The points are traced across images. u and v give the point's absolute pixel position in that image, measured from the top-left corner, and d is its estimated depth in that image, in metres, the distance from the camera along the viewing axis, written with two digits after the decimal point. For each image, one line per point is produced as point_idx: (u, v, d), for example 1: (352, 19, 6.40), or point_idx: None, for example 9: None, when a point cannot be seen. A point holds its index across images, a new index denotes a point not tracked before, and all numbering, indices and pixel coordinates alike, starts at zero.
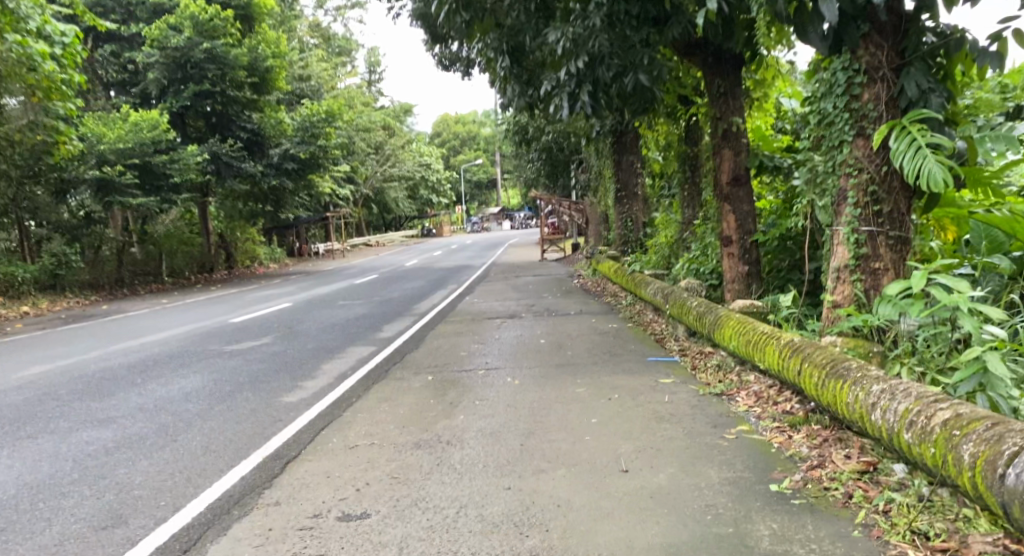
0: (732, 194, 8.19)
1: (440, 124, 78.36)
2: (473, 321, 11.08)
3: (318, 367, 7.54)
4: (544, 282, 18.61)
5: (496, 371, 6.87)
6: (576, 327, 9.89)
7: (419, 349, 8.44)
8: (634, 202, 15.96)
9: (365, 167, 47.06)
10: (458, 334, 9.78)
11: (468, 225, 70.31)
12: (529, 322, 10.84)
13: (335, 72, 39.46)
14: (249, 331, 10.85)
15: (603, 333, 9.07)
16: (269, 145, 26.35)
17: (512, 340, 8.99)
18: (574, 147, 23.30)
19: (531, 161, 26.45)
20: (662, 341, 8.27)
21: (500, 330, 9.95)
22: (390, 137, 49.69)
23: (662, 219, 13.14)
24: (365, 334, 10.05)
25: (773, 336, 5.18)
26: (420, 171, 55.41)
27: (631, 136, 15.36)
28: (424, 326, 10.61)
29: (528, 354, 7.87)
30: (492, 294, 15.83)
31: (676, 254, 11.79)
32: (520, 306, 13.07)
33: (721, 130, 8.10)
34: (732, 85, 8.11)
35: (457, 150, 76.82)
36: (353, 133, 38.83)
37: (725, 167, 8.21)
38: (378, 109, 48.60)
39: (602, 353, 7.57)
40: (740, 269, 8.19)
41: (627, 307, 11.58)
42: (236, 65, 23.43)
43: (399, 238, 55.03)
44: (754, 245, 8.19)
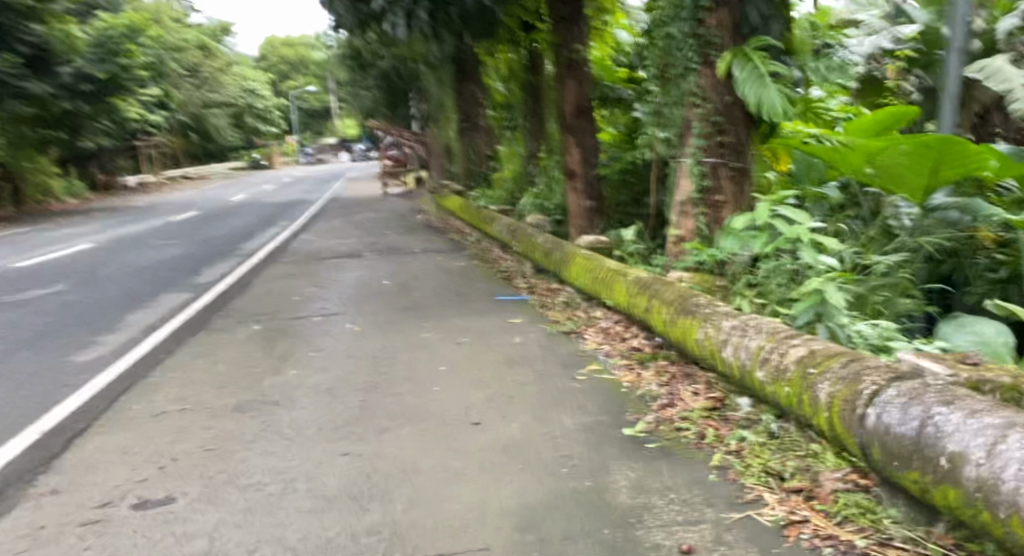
0: (576, 126, 8.01)
1: (266, 47, 72.25)
2: (309, 262, 10.25)
3: (122, 318, 6.50)
4: (386, 218, 17.89)
5: (334, 318, 6.30)
6: (421, 266, 9.44)
7: (246, 295, 7.60)
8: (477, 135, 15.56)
9: (179, 92, 42.39)
10: (292, 276, 8.97)
11: (302, 158, 66.37)
12: (371, 261, 10.22)
13: None
14: (37, 279, 9.27)
15: (449, 272, 8.71)
16: (58, 63, 22.01)
17: (352, 282, 8.37)
18: (413, 75, 22.31)
19: (367, 89, 25.06)
20: (509, 278, 8.10)
21: (339, 271, 9.27)
22: (208, 59, 44.97)
23: (507, 152, 12.90)
24: (181, 279, 8.93)
25: (620, 272, 5.08)
26: (245, 98, 50.99)
27: (472, 64, 14.83)
28: (253, 268, 9.65)
29: (369, 297, 7.34)
30: (330, 231, 14.91)
31: (520, 188, 11.63)
32: (361, 244, 12.38)
33: (564, 58, 7.83)
34: (574, 10, 7.80)
35: (287, 77, 71.53)
36: (162, 53, 34.62)
37: (569, 97, 7.99)
38: (192, 26, 43.65)
39: (449, 293, 7.24)
40: (584, 204, 8.09)
41: (472, 243, 11.31)
42: None
43: (225, 171, 50.78)
44: (597, 178, 8.16)
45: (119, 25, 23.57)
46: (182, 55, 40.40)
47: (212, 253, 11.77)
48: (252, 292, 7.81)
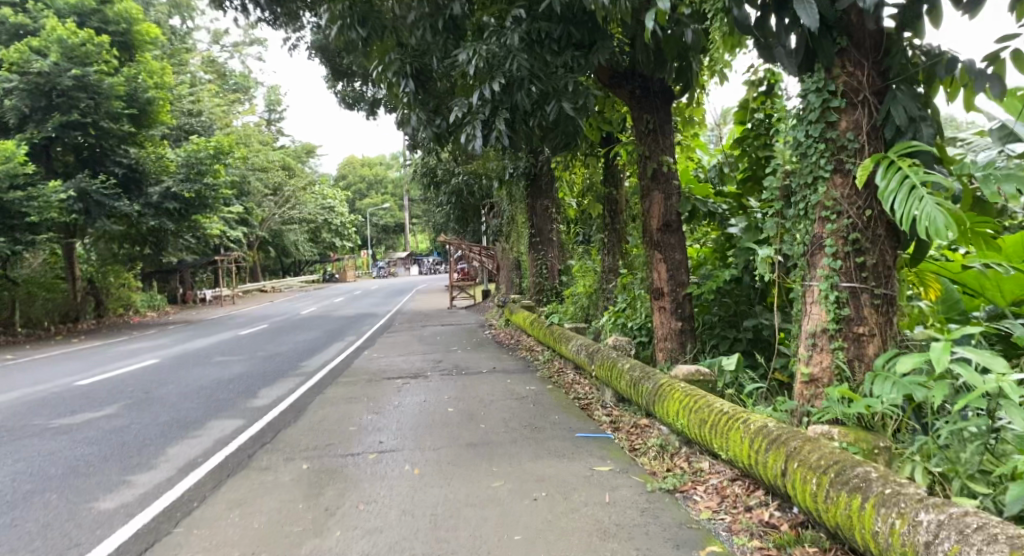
0: (663, 241, 7.32)
1: (346, 167, 76.52)
2: (370, 383, 9.62)
3: (164, 450, 5.90)
4: (452, 332, 17.43)
5: (392, 455, 5.51)
6: (489, 390, 8.64)
7: (300, 422, 6.94)
8: (549, 248, 15.09)
9: (262, 209, 44.68)
10: (351, 399, 8.30)
11: (373, 270, 68.38)
12: (436, 383, 9.51)
13: (230, 109, 37.43)
14: (93, 399, 8.94)
15: (522, 398, 7.88)
16: (149, 183, 24.10)
17: (416, 408, 7.63)
18: (485, 191, 22.52)
19: (438, 205, 25.48)
20: (587, 408, 7.21)
21: (401, 394, 8.58)
22: (291, 178, 47.66)
23: (580, 267, 12.32)
24: (237, 401, 8.43)
25: (736, 417, 4.17)
26: (323, 214, 53.41)
27: (545, 179, 14.62)
28: (310, 389, 9.10)
29: (432, 427, 6.56)
30: (394, 347, 14.44)
31: (596, 305, 10.92)
32: (426, 361, 11.77)
33: (649, 170, 7.27)
34: (661, 122, 7.32)
35: (363, 194, 75.23)
36: (247, 172, 36.82)
37: (654, 211, 7.37)
38: (278, 150, 46.61)
39: (520, 426, 6.38)
40: (672, 325, 7.29)
41: (544, 363, 10.52)
42: (112, 95, 21.29)
43: (300, 284, 52.45)
44: (687, 298, 7.33)
45: (208, 148, 24.46)
46: (267, 176, 42.88)
47: (274, 371, 11.36)
48: (307, 419, 7.14)
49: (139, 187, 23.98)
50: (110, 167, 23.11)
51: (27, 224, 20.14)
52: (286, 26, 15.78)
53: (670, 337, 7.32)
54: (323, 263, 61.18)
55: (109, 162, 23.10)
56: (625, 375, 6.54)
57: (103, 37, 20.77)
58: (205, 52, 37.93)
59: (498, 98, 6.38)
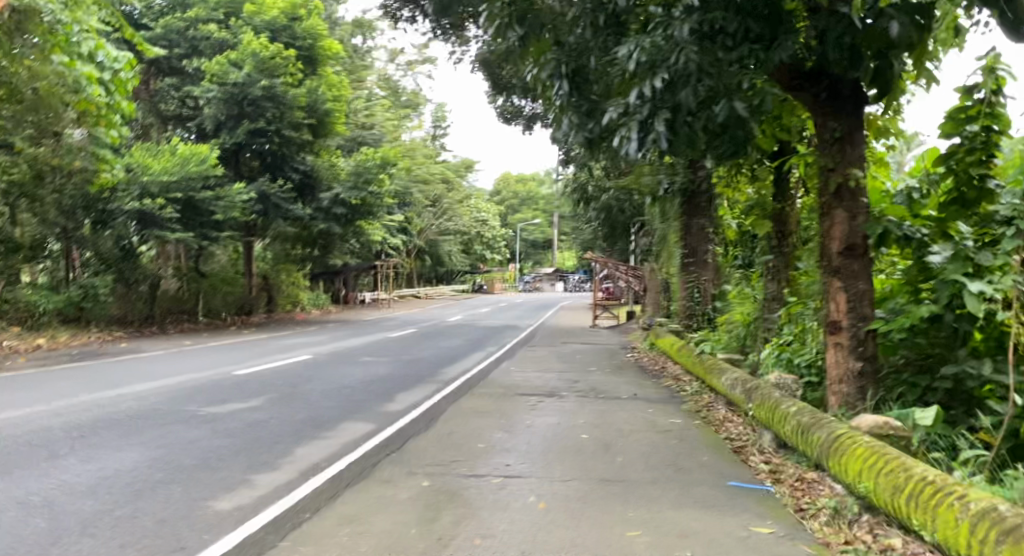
0: (845, 267, 6.35)
1: (501, 182, 78.67)
2: (504, 398, 9.27)
3: (293, 450, 5.84)
4: (594, 352, 16.84)
5: (518, 483, 5.03)
6: (629, 419, 7.96)
7: (428, 434, 6.68)
8: (704, 271, 14.10)
9: (420, 219, 46.66)
10: (483, 414, 7.97)
11: (521, 284, 69.35)
12: (573, 405, 8.97)
13: (399, 123, 39.45)
14: (244, 389, 9.36)
15: (665, 432, 7.14)
16: (320, 189, 25.78)
17: (548, 430, 7.13)
18: (637, 208, 21.75)
19: (588, 222, 25.08)
20: (742, 451, 6.36)
21: (534, 413, 8.14)
22: (449, 190, 49.51)
23: (739, 292, 11.31)
24: (372, 404, 8.40)
25: (948, 490, 3.25)
26: (476, 227, 54.97)
27: (704, 195, 13.66)
28: (443, 399, 8.90)
29: (564, 454, 6.04)
30: (534, 362, 14.14)
31: (754, 335, 9.92)
32: (564, 380, 11.30)
33: (832, 185, 6.36)
34: (850, 130, 6.35)
35: (516, 209, 76.72)
36: (410, 183, 38.65)
37: (836, 232, 6.44)
38: (439, 163, 48.55)
39: (661, 464, 5.69)
40: (850, 366, 6.31)
41: (691, 394, 9.68)
42: (293, 105, 23.12)
43: (450, 294, 54.16)
44: (872, 335, 6.31)
45: (375, 158, 25.75)
46: (428, 188, 44.71)
47: (413, 376, 11.39)
48: (435, 431, 6.89)
49: (312, 192, 25.72)
50: (288, 173, 24.86)
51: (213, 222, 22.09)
52: (453, 38, 16.06)
53: (849, 379, 6.33)
54: (474, 274, 62.99)
55: (288, 168, 24.84)
56: (789, 418, 5.63)
57: (290, 51, 22.55)
58: (381, 69, 40.39)
59: (660, 96, 5.80)
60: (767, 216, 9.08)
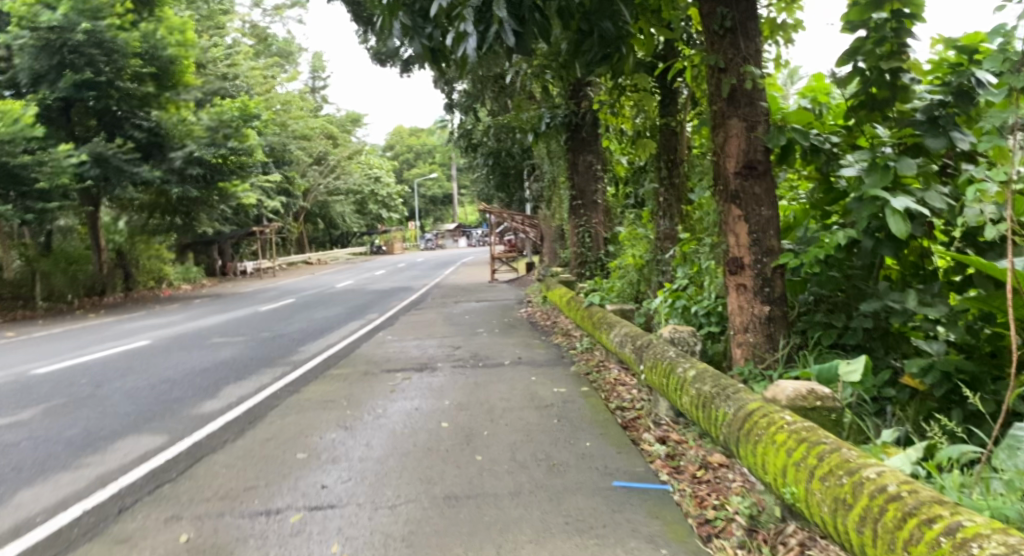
0: (742, 190, 5.20)
1: (393, 137, 75.64)
2: (361, 378, 7.71)
3: (14, 493, 4.13)
4: (486, 310, 15.57)
5: (325, 519, 3.55)
6: (505, 392, 6.60)
7: (235, 446, 5.07)
8: (593, 213, 12.90)
9: (305, 179, 43.53)
10: (323, 406, 6.38)
11: (422, 242, 67.21)
12: (444, 378, 7.58)
13: (270, 74, 36.03)
14: (26, 396, 7.36)
15: (543, 409, 5.81)
16: (173, 149, 22.86)
17: (401, 420, 5.68)
18: (526, 152, 20.40)
19: (478, 169, 23.53)
20: (632, 429, 5.17)
21: (392, 396, 6.68)
22: (334, 147, 46.43)
23: (630, 233, 10.23)
24: (184, 404, 6.64)
25: (935, 520, 2.03)
26: (368, 184, 52.25)
27: (588, 128, 12.39)
28: (281, 389, 7.24)
29: (410, 456, 4.63)
30: (415, 327, 12.69)
31: (648, 279, 8.85)
32: (443, 347, 9.92)
33: (725, 88, 5.19)
34: (743, 18, 5.20)
35: (411, 164, 74.02)
36: (287, 141, 35.64)
37: (730, 149, 5.26)
38: (320, 117, 45.23)
39: (531, 460, 4.37)
40: (756, 311, 5.19)
41: (579, 353, 8.54)
42: (128, 53, 19.97)
43: (345, 256, 51.52)
44: (778, 271, 5.22)
45: (233, 108, 22.99)
46: (308, 144, 41.54)
47: (262, 358, 9.63)
48: (246, 440, 5.26)
49: (161, 152, 22.84)
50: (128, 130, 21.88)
51: (39, 192, 18.97)
52: None
53: (756, 328, 5.20)
54: (371, 234, 60.35)
55: (129, 126, 21.83)
56: (688, 387, 4.40)
57: None
58: (245, 15, 36.55)
59: None
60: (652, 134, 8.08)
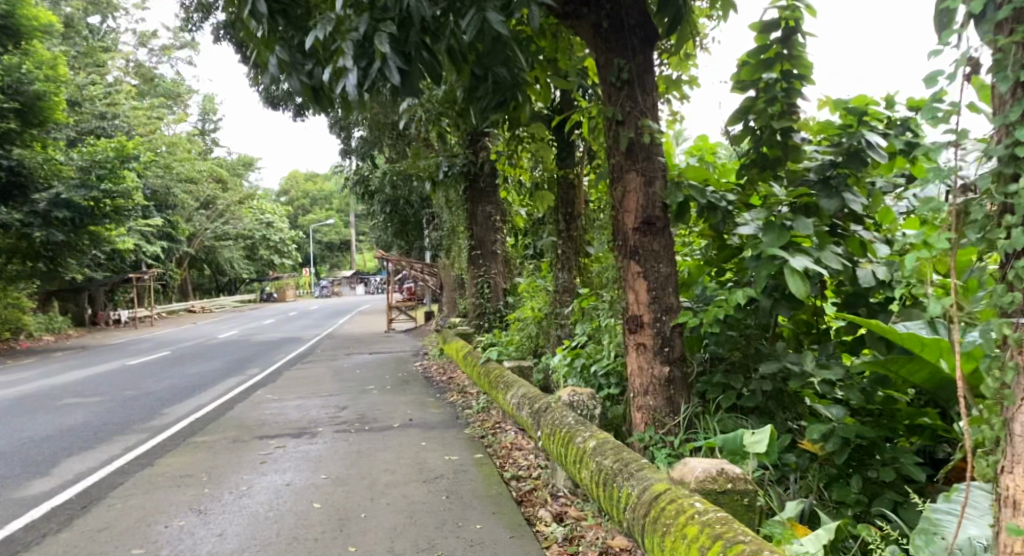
0: (641, 247, 5.00)
1: (288, 182, 73.48)
2: (229, 447, 6.87)
3: None
4: (379, 363, 14.82)
5: None
6: (390, 461, 6.00)
7: (54, 542, 4.20)
8: (493, 262, 12.74)
9: (190, 224, 41.14)
10: (178, 483, 5.54)
11: (317, 290, 64.95)
12: (325, 444, 6.87)
13: (155, 113, 34.05)
14: None
15: (432, 482, 5.26)
16: (37, 189, 20.75)
17: (269, 500, 4.96)
18: (424, 201, 20.02)
19: (375, 216, 22.87)
20: (529, 504, 4.74)
21: (262, 468, 5.92)
22: (224, 190, 44.30)
23: (529, 286, 9.96)
24: (4, 485, 5.59)
25: None
26: (260, 230, 50.10)
27: (486, 178, 12.19)
28: (131, 462, 6.29)
29: (271, 549, 3.95)
30: (300, 384, 11.78)
31: (547, 333, 8.55)
32: (328, 408, 9.14)
33: (623, 141, 5.02)
34: (640, 71, 5.06)
35: (307, 210, 71.94)
36: (171, 182, 33.60)
37: (628, 203, 5.06)
38: (209, 159, 43.15)
39: (413, 550, 3.81)
40: (656, 372, 4.94)
41: (474, 413, 8.05)
42: None
43: (233, 305, 48.77)
44: (678, 331, 5.01)
45: (108, 148, 21.50)
46: (195, 188, 39.41)
47: (118, 423, 8.49)
48: (71, 532, 4.40)
49: (24, 194, 20.53)
50: None
51: None
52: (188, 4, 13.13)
53: (655, 390, 4.93)
54: (262, 282, 57.70)
55: None
56: (587, 461, 4.00)
57: None
58: (130, 52, 34.69)
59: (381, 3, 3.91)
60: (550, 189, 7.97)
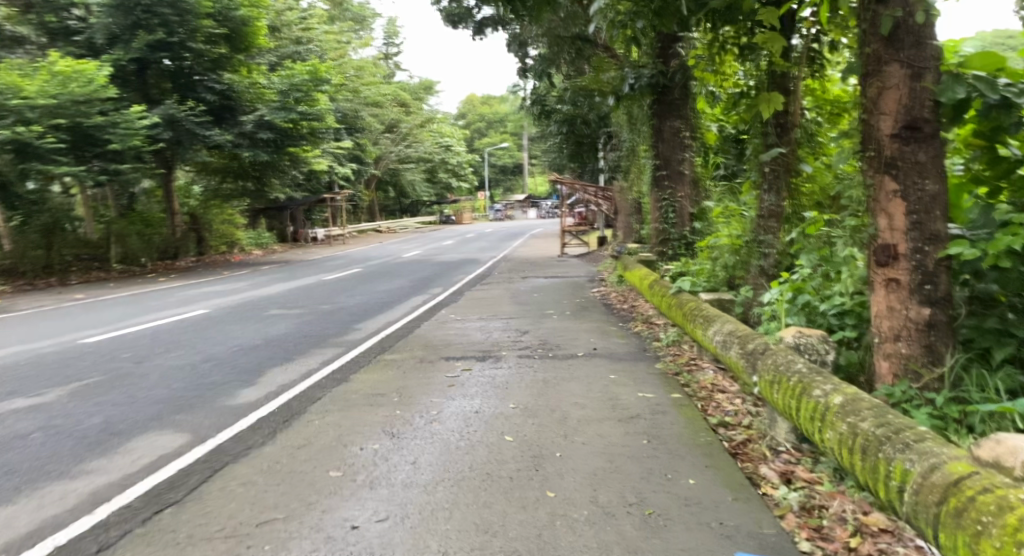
0: (902, 158, 3.95)
1: (465, 106, 74.88)
2: (417, 366, 6.88)
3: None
4: (555, 288, 14.61)
5: None
6: (579, 394, 5.60)
7: (260, 455, 4.33)
8: (679, 184, 11.60)
9: (376, 147, 43.32)
10: (371, 402, 5.56)
11: (491, 212, 66.53)
12: (509, 370, 6.66)
13: (344, 39, 35.54)
14: (63, 372, 6.88)
15: (628, 421, 4.80)
16: (244, 112, 22.49)
17: (459, 427, 4.79)
18: (603, 119, 19.09)
19: (551, 137, 22.29)
20: (746, 459, 4.12)
21: (449, 392, 5.81)
22: (406, 115, 45.88)
23: (725, 210, 9.00)
24: (219, 391, 5.99)
25: None
26: (439, 153, 51.69)
27: (678, 90, 11.09)
28: (327, 376, 6.48)
29: (463, 484, 3.72)
30: (480, 305, 11.86)
31: (748, 263, 7.65)
32: (509, 332, 9.00)
33: (887, 21, 3.89)
34: None
35: (482, 133, 73.05)
36: (359, 106, 35.27)
37: (887, 103, 3.98)
38: (393, 84, 44.72)
39: (617, 504, 3.39)
40: (912, 316, 3.99)
41: (665, 346, 7.48)
42: (199, 13, 19.60)
43: (415, 225, 51.31)
44: (945, 265, 3.98)
45: (303, 72, 22.33)
46: (380, 112, 41.13)
47: (316, 336, 8.94)
48: (274, 447, 4.51)
49: (233, 116, 22.40)
50: (200, 93, 21.48)
51: (113, 153, 18.94)
52: None
53: (910, 336, 4.01)
54: (441, 203, 60.06)
55: (201, 88, 21.49)
56: (831, 420, 3.27)
57: None
58: None
59: None
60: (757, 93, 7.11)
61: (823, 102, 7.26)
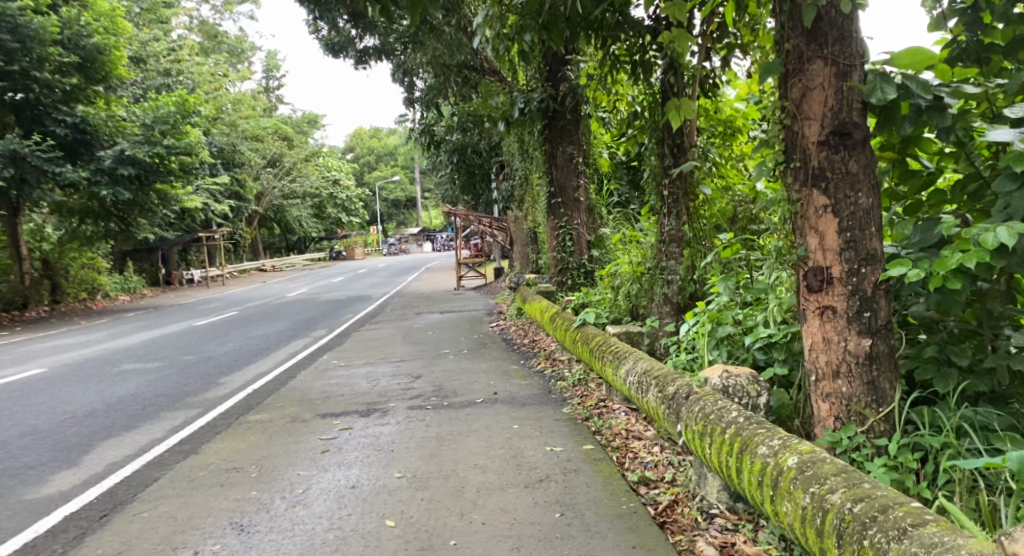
0: (832, 167, 3.47)
1: (354, 140, 73.27)
2: (287, 428, 5.82)
3: None
4: (452, 323, 13.76)
5: None
6: (477, 453, 4.77)
7: None
8: (575, 211, 11.05)
9: (259, 183, 41.08)
10: (222, 481, 4.47)
11: (385, 247, 64.90)
12: (395, 426, 5.74)
13: (220, 71, 33.55)
14: None
15: (535, 487, 4.01)
16: (101, 147, 20.14)
17: (328, 512, 3.82)
18: (493, 148, 18.63)
19: (442, 168, 21.58)
20: (680, 530, 3.41)
21: (320, 460, 4.82)
22: (290, 149, 43.93)
23: (623, 237, 8.55)
24: (24, 480, 4.70)
25: None
26: (328, 188, 49.90)
27: (569, 116, 10.71)
28: (172, 449, 5.29)
29: None
30: (368, 348, 10.82)
31: (652, 291, 7.16)
32: (399, 377, 8.06)
33: (811, 12, 3.43)
34: None
35: (372, 168, 71.58)
36: (238, 140, 33.31)
37: (814, 105, 3.50)
38: (274, 117, 42.80)
39: None
40: (851, 347, 3.48)
41: (570, 386, 6.80)
42: (45, 38, 17.51)
43: (303, 263, 48.87)
44: (884, 286, 3.51)
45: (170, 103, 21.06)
46: (260, 146, 39.03)
47: (170, 395, 7.63)
48: None
49: (89, 151, 19.96)
50: (50, 127, 18.90)
51: None
52: None
53: (851, 372, 3.49)
54: (331, 240, 57.91)
55: (50, 121, 18.90)
56: (786, 489, 2.62)
57: None
58: (192, 10, 34.20)
59: None
60: (650, 109, 6.79)
61: (716, 121, 6.96)
